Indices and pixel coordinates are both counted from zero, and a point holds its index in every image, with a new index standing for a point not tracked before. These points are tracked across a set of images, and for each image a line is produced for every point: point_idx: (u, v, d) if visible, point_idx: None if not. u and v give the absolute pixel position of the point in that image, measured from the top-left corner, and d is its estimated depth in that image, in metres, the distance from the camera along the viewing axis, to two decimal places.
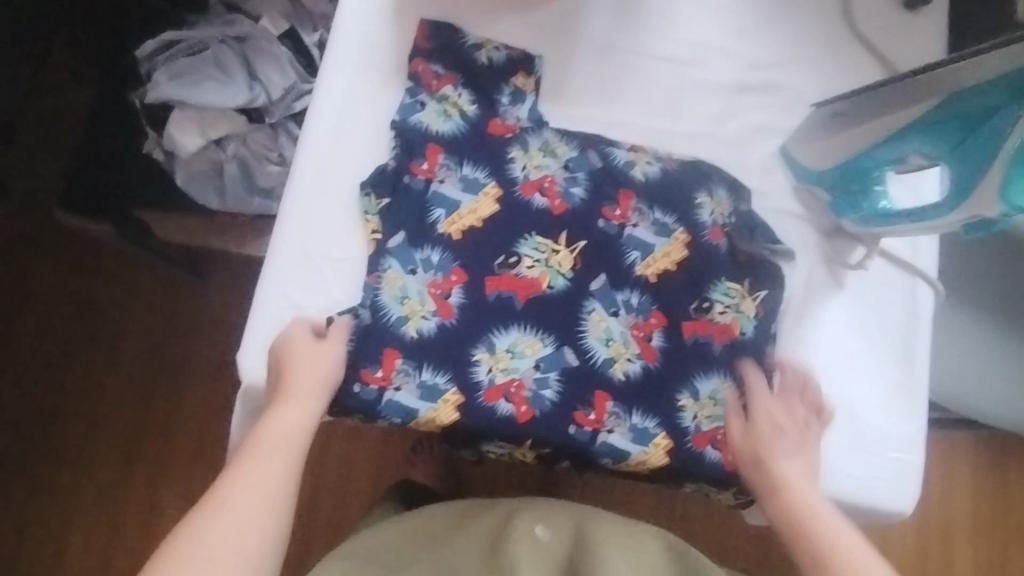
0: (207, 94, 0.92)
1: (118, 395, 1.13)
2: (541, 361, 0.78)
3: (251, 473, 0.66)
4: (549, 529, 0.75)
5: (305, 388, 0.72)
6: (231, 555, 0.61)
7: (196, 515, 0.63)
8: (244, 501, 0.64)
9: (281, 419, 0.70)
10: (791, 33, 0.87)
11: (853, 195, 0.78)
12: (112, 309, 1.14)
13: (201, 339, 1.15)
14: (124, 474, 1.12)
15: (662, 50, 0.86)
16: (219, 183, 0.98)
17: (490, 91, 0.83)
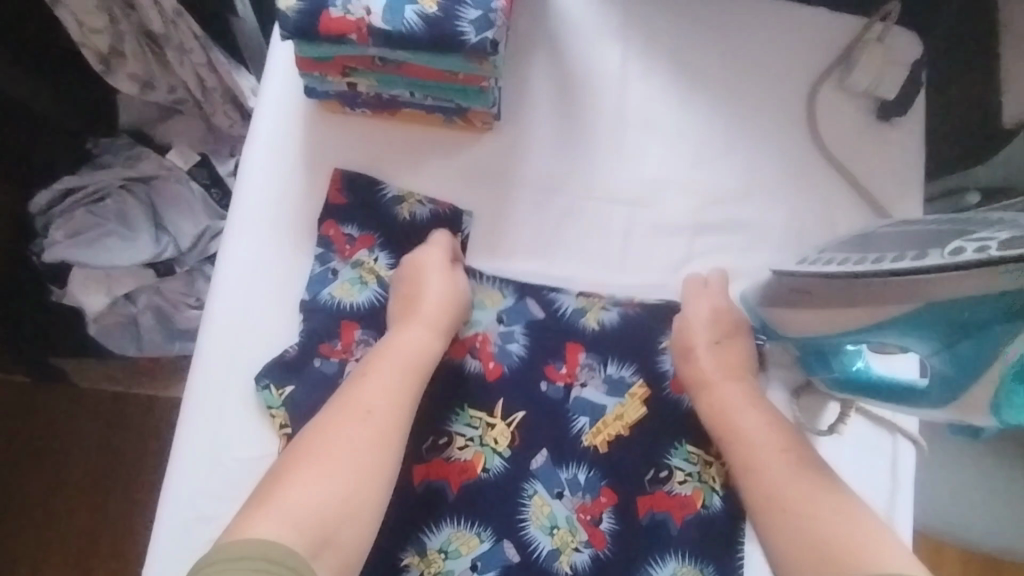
0: (109, 252, 0.85)
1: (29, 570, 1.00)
2: (478, 559, 0.71)
3: (377, 386, 0.63)
4: None
5: (431, 312, 0.69)
6: (358, 462, 0.59)
7: (319, 431, 0.60)
8: (370, 413, 0.62)
9: (406, 342, 0.67)
10: (750, 162, 0.80)
11: (823, 355, 0.68)
12: (30, 466, 1.03)
13: (116, 502, 1.02)
14: None
15: (609, 191, 0.79)
16: (135, 332, 0.92)
17: (412, 250, 0.76)
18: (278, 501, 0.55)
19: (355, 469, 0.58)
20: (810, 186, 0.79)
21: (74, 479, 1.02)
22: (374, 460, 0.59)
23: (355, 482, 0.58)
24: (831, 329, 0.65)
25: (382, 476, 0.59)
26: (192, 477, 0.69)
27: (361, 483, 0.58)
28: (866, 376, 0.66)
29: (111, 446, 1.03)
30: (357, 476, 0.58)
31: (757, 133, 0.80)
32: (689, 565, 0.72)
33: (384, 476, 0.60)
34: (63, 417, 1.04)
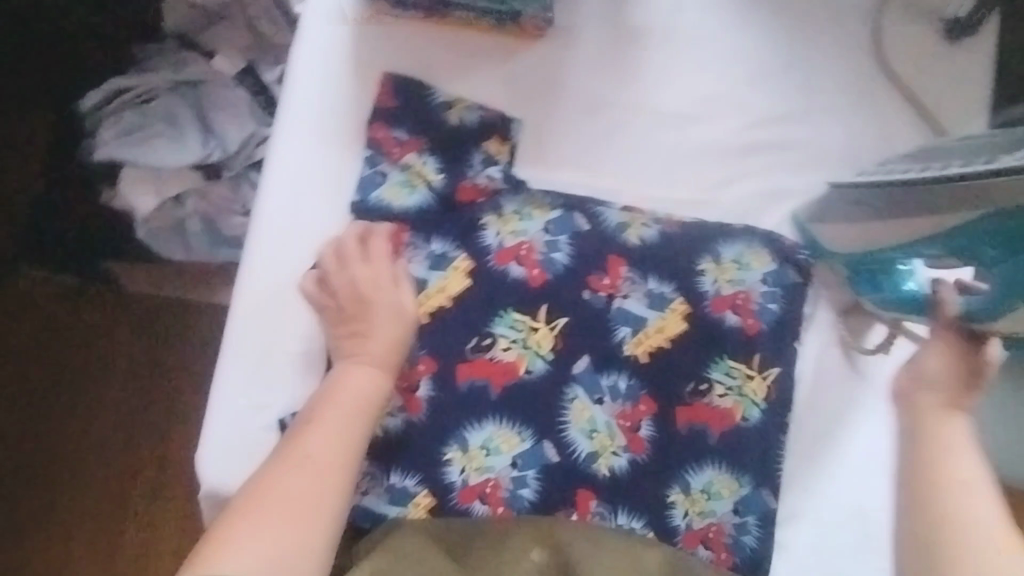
0: (156, 153, 0.85)
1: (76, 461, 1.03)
2: (519, 457, 0.73)
3: (321, 435, 0.62)
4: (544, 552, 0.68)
5: (379, 350, 0.67)
6: (303, 516, 0.58)
7: (262, 484, 0.59)
8: (323, 463, 0.61)
9: (353, 379, 0.66)
10: (807, 79, 0.78)
11: (874, 275, 0.70)
12: (70, 363, 1.05)
13: (161, 395, 1.05)
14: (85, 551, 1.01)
15: (661, 105, 0.77)
16: (184, 238, 0.93)
17: (459, 156, 0.76)
18: (217, 566, 0.54)
19: (297, 522, 0.58)
20: (867, 103, 0.78)
21: (124, 387, 1.04)
22: (319, 514, 0.59)
23: (298, 535, 0.57)
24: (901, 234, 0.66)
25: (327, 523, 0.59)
26: (244, 365, 0.72)
27: (309, 537, 0.58)
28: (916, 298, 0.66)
29: (151, 342, 1.05)
30: (302, 531, 0.58)
31: (817, 50, 0.79)
32: (725, 474, 0.74)
33: (330, 522, 0.59)
34: (113, 327, 1.05)
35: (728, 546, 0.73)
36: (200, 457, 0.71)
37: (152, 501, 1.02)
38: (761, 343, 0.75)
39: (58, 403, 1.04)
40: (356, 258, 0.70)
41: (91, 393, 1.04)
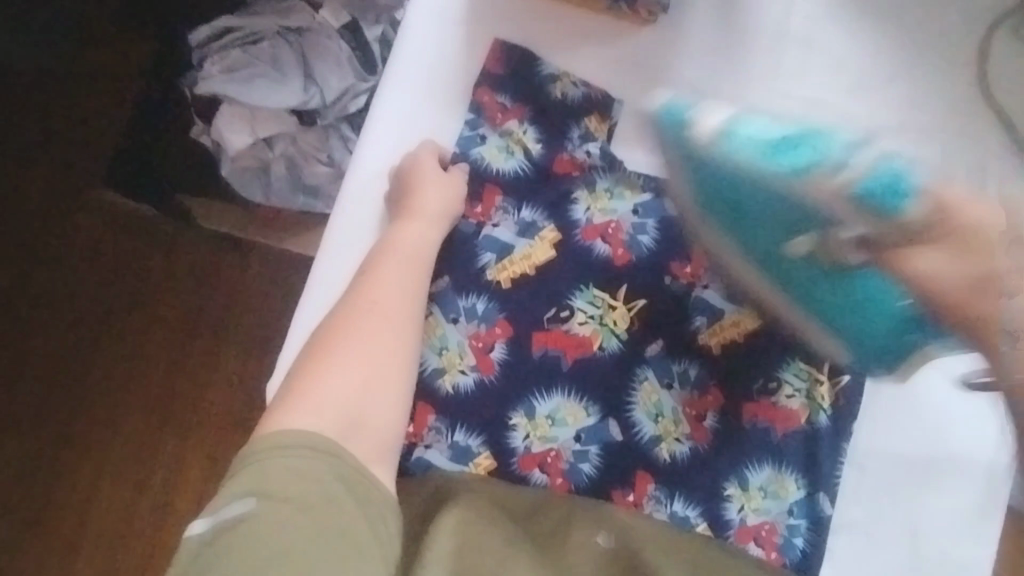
0: (259, 93, 0.88)
1: (151, 359, 1.16)
2: (582, 432, 0.73)
3: (383, 282, 0.68)
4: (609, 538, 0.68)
5: (431, 209, 0.71)
6: (375, 354, 0.65)
7: (335, 329, 0.66)
8: (388, 306, 0.67)
9: (407, 234, 0.71)
10: (909, 95, 0.78)
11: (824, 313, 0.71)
12: (152, 273, 1.17)
13: (232, 312, 1.16)
14: (153, 441, 1.15)
15: (763, 102, 0.78)
16: (265, 180, 0.94)
17: (560, 129, 0.77)
18: (312, 397, 0.62)
19: (374, 360, 0.65)
20: (972, 125, 0.78)
21: (187, 300, 1.17)
22: (391, 347, 0.66)
23: (378, 364, 0.65)
24: (829, 332, 0.72)
25: (397, 357, 0.66)
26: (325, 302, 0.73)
27: (379, 371, 0.64)
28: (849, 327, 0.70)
29: (227, 265, 1.16)
30: (378, 365, 0.65)
31: (923, 67, 0.78)
32: (784, 474, 0.73)
33: (401, 356, 0.66)
34: (185, 244, 1.17)
35: (779, 547, 0.72)
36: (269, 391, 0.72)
37: (197, 404, 1.15)
38: None
39: (128, 303, 1.17)
40: (426, 170, 0.73)
41: (156, 300, 1.17)
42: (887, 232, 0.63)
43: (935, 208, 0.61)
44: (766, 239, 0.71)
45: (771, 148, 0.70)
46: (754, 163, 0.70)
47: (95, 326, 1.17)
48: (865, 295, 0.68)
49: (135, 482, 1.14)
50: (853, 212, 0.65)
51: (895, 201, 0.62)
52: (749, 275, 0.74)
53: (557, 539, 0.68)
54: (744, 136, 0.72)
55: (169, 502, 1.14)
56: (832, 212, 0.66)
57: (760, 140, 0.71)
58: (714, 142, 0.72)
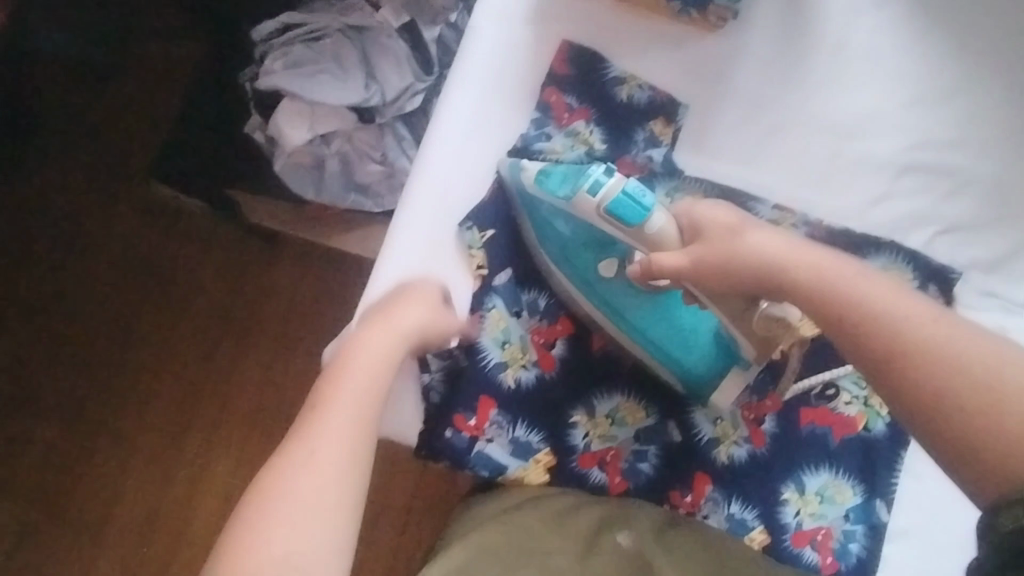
0: (320, 88, 0.89)
1: (184, 353, 1.16)
2: (642, 432, 0.73)
3: (339, 396, 0.61)
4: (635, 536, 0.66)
5: (402, 322, 0.67)
6: (330, 475, 0.57)
7: (284, 453, 0.58)
8: (349, 437, 0.59)
9: (375, 339, 0.66)
10: (967, 109, 0.79)
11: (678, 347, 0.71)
12: (188, 268, 1.17)
13: (267, 308, 1.16)
14: (182, 434, 1.14)
15: (826, 112, 0.79)
16: (317, 176, 0.95)
17: (624, 131, 0.78)
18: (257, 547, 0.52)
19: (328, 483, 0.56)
20: None
21: (217, 297, 1.17)
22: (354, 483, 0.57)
23: (341, 507, 0.56)
24: (659, 367, 0.73)
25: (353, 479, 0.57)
26: None
27: (341, 515, 0.56)
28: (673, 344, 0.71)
29: (264, 262, 1.17)
30: (338, 502, 0.56)
31: (981, 83, 0.79)
32: (841, 480, 0.74)
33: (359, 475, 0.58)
34: (219, 243, 1.18)
35: (835, 552, 0.72)
36: None
37: (224, 401, 1.15)
38: None
39: (158, 299, 1.17)
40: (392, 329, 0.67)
41: (187, 297, 1.17)
42: (649, 250, 0.68)
43: (680, 221, 0.67)
44: (580, 262, 0.72)
45: (546, 180, 0.71)
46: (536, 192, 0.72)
47: (125, 321, 1.17)
48: (665, 321, 0.72)
49: (158, 477, 1.14)
50: (611, 226, 0.68)
51: (638, 214, 0.66)
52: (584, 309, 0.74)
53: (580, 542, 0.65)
54: (544, 174, 0.71)
55: (193, 498, 1.13)
56: (611, 230, 0.69)
57: (555, 175, 0.70)
58: (532, 186, 0.72)
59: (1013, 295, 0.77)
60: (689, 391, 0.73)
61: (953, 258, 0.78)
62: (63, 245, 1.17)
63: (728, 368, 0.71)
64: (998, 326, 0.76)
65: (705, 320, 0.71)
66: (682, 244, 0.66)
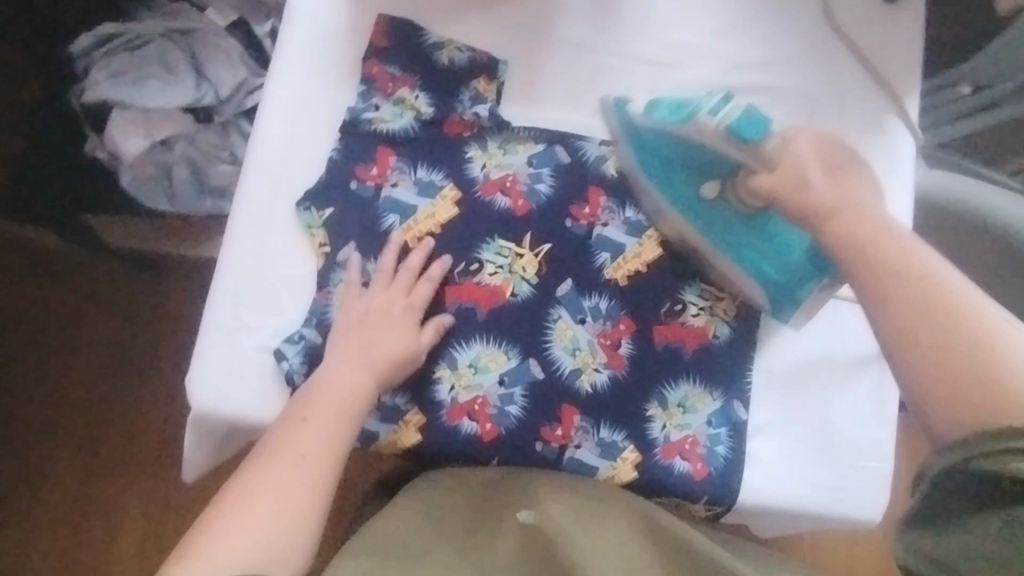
0: (149, 94, 0.88)
1: (75, 397, 1.12)
2: (506, 375, 0.75)
3: (308, 437, 0.67)
4: (532, 512, 0.71)
5: (369, 361, 0.71)
6: (272, 524, 0.63)
7: (251, 478, 0.65)
8: (308, 462, 0.66)
9: (342, 382, 0.69)
10: (769, 31, 0.84)
11: (783, 274, 0.76)
12: (65, 309, 1.13)
13: (156, 335, 1.14)
14: (87, 484, 1.10)
15: (639, 52, 0.83)
16: (168, 187, 0.92)
17: (449, 92, 0.80)
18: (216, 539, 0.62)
19: (277, 525, 0.63)
20: (826, 50, 0.84)
21: (102, 335, 1.13)
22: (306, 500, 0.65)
23: (293, 513, 0.64)
24: (751, 283, 0.77)
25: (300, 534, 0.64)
26: (239, 288, 0.75)
27: (291, 525, 0.64)
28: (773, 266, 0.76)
29: (147, 289, 1.14)
30: (291, 514, 0.64)
31: (777, 9, 0.85)
32: (698, 389, 0.78)
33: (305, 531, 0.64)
34: (94, 280, 1.14)
35: (703, 457, 0.77)
36: (191, 380, 0.73)
37: (130, 438, 1.11)
38: None
39: (38, 348, 1.13)
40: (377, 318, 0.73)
41: (70, 341, 1.13)
42: (758, 168, 0.71)
43: (788, 143, 0.70)
44: (682, 188, 0.78)
45: (662, 108, 0.77)
46: (654, 118, 0.77)
47: (8, 377, 1.12)
48: (764, 237, 0.76)
49: (72, 530, 1.09)
50: (726, 145, 0.72)
51: (753, 132, 0.71)
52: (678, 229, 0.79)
53: (487, 536, 0.71)
54: (654, 106, 0.78)
55: (113, 542, 1.09)
56: (718, 149, 0.73)
57: (666, 105, 0.77)
58: (643, 116, 0.78)
59: None
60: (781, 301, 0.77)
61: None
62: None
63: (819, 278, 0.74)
64: None
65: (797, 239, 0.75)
66: (773, 168, 0.70)
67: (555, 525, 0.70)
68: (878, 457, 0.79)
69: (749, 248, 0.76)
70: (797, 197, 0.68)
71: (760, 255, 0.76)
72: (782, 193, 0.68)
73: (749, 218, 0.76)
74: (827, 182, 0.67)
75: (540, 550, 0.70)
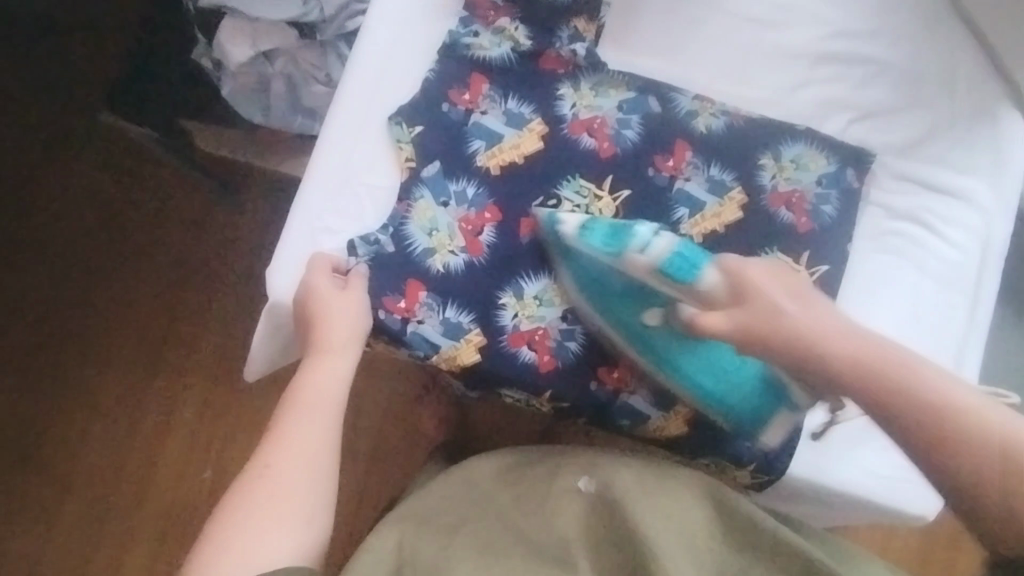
0: (260, 4, 0.91)
1: (147, 299, 1.17)
2: (570, 312, 0.76)
3: (290, 433, 0.64)
4: (590, 480, 0.68)
5: (338, 339, 0.69)
6: (266, 523, 0.59)
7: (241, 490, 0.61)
8: (288, 459, 0.63)
9: (318, 375, 0.67)
10: (886, 3, 0.82)
11: (709, 381, 0.72)
12: (150, 213, 1.18)
13: (229, 250, 1.17)
14: (148, 383, 1.15)
15: (747, 9, 0.82)
16: (265, 100, 0.98)
17: (549, 27, 0.80)
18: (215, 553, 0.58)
19: (273, 519, 0.60)
20: (942, 31, 0.81)
21: (180, 242, 1.17)
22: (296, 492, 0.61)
23: (283, 514, 0.60)
24: (709, 412, 0.74)
25: (302, 523, 0.60)
26: (324, 192, 0.77)
27: (285, 519, 0.60)
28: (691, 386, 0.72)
29: (228, 204, 1.18)
30: (282, 509, 0.60)
31: None
32: None
33: (307, 522, 0.61)
34: (178, 190, 1.18)
35: None
36: (270, 273, 0.76)
37: (194, 345, 1.16)
38: (812, 241, 0.78)
39: (118, 247, 1.17)
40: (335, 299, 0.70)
41: (150, 243, 1.18)
42: (695, 308, 0.66)
43: (729, 277, 0.64)
44: (628, 317, 0.72)
45: (587, 233, 0.71)
46: (595, 254, 0.71)
47: (86, 271, 1.17)
48: (706, 364, 0.72)
49: (129, 424, 1.14)
50: (659, 283, 0.67)
51: (688, 273, 0.65)
52: (620, 345, 0.74)
53: (539, 507, 0.67)
54: (588, 230, 0.71)
55: (166, 439, 1.14)
56: (654, 286, 0.68)
57: (602, 232, 0.70)
58: (575, 242, 0.72)
59: (926, 176, 0.80)
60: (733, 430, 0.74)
61: (870, 141, 0.81)
62: (22, 198, 1.17)
63: (772, 416, 0.73)
64: (908, 209, 0.79)
65: (751, 364, 0.72)
66: (728, 303, 0.63)
67: (617, 497, 0.66)
68: None
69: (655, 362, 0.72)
70: (772, 334, 0.60)
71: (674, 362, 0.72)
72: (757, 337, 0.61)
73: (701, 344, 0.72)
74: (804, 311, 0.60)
75: (602, 519, 0.66)
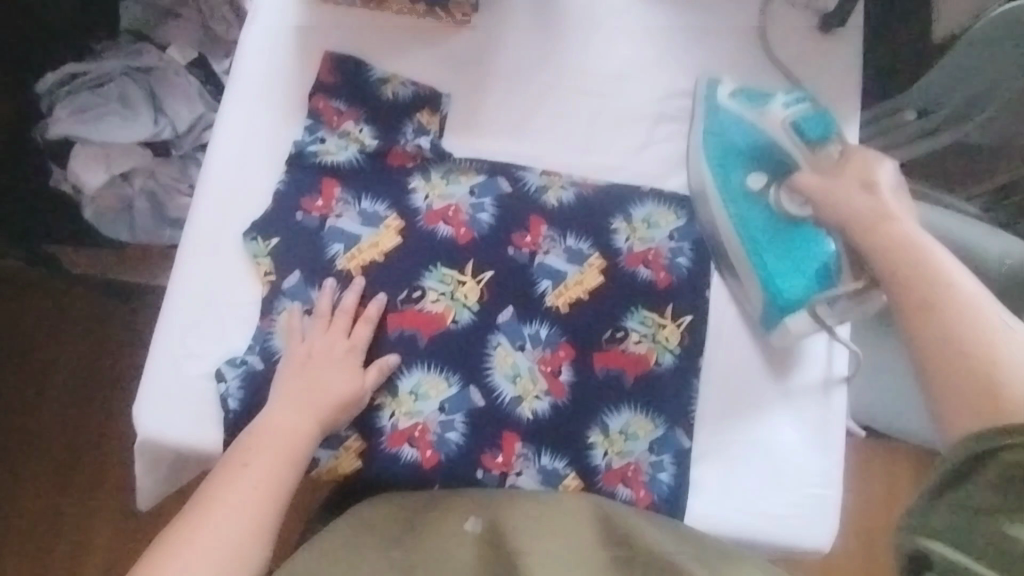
0: (109, 130, 0.91)
1: (45, 427, 1.14)
2: (446, 402, 0.76)
3: (244, 477, 0.65)
4: (478, 520, 0.67)
5: (318, 397, 0.71)
6: (205, 554, 0.61)
7: (186, 519, 0.63)
8: (242, 501, 0.64)
9: (280, 421, 0.69)
10: (706, 61, 0.87)
11: (777, 257, 0.79)
12: (37, 339, 1.16)
13: (123, 364, 1.15)
14: (54, 515, 1.11)
15: (581, 81, 0.85)
16: (128, 218, 0.97)
17: (393, 125, 0.82)
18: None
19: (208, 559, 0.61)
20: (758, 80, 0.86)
21: (74, 369, 1.15)
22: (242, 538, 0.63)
23: (225, 553, 0.62)
24: (746, 265, 0.80)
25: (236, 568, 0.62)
26: (184, 317, 0.76)
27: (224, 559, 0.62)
28: (758, 247, 0.79)
29: (117, 319, 1.16)
30: (223, 543, 0.62)
31: (713, 40, 0.87)
32: (642, 416, 0.78)
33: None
34: (66, 313, 1.17)
35: (646, 484, 0.76)
36: (137, 409, 0.74)
37: (97, 469, 1.12)
38: (673, 294, 0.81)
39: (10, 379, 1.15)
40: (326, 340, 0.74)
41: (42, 376, 1.15)
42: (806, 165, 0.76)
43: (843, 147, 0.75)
44: (734, 178, 0.82)
45: (741, 96, 0.83)
46: (742, 114, 0.82)
47: None
48: (780, 235, 0.80)
49: (38, 562, 1.09)
50: (790, 137, 0.79)
51: (818, 133, 0.78)
52: (707, 200, 0.83)
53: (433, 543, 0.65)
54: (740, 93, 0.83)
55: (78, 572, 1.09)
56: (780, 142, 0.79)
57: (748, 95, 0.83)
58: (728, 100, 0.83)
59: None
60: (766, 308, 0.79)
61: None
62: None
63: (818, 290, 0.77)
64: None
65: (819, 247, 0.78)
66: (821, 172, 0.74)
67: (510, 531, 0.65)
68: (825, 483, 0.78)
69: (752, 221, 0.80)
70: (833, 197, 0.70)
71: (803, 253, 0.79)
72: (821, 191, 0.71)
73: (784, 219, 0.80)
74: (895, 197, 0.67)
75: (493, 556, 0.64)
